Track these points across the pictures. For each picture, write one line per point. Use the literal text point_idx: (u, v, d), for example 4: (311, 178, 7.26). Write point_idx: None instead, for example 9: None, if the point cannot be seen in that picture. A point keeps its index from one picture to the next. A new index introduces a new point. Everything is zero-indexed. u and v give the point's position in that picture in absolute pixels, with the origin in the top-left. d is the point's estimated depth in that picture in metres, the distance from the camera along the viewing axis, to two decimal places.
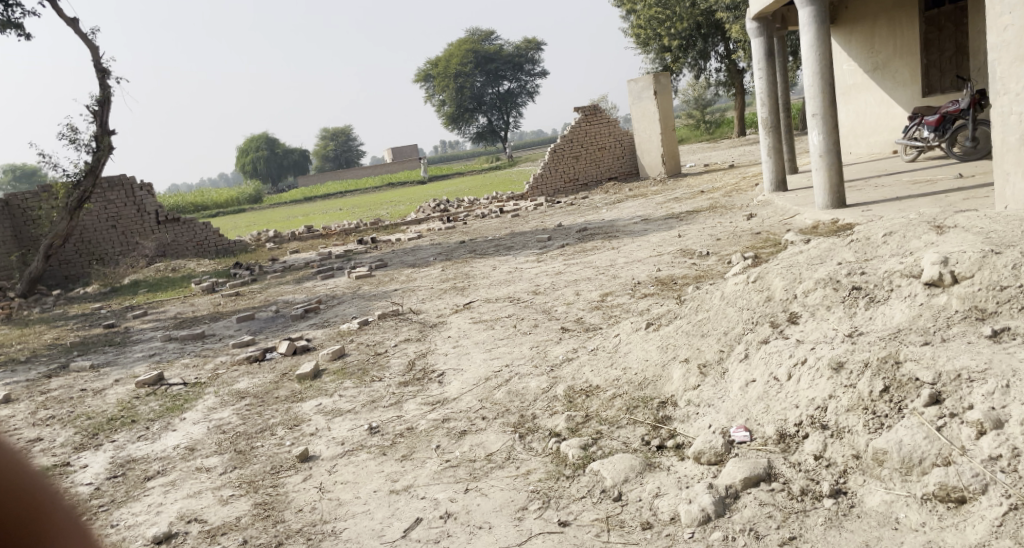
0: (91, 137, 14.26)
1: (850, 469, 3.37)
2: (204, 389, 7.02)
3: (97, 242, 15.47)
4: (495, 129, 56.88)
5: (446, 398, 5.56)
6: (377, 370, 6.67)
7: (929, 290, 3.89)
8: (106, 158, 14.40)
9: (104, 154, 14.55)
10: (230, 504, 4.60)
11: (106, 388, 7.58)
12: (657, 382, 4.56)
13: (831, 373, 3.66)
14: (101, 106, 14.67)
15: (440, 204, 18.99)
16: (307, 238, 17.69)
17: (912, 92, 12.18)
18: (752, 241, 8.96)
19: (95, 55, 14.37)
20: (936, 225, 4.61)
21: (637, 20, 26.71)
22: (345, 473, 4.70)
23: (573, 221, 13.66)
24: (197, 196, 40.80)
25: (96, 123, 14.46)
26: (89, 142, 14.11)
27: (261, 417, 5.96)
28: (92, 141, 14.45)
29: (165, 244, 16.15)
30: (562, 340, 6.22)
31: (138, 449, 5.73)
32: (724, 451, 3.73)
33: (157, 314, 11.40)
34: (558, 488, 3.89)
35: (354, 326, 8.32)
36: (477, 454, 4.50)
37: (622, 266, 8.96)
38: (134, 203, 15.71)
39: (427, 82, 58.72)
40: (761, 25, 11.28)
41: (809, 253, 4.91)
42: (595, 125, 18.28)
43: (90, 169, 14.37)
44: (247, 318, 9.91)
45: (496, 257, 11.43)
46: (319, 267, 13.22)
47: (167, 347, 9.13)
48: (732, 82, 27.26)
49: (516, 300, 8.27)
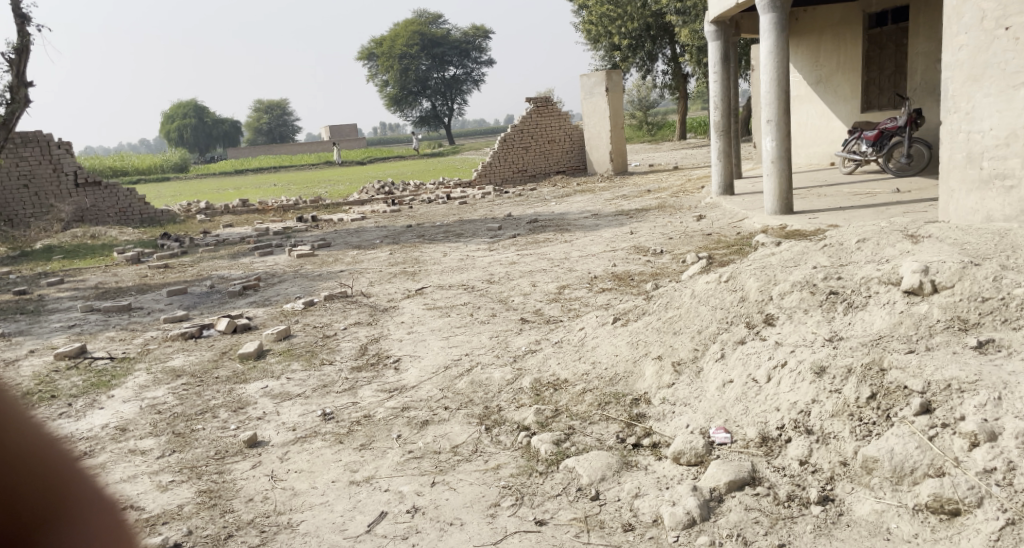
0: (5, 87, 13.57)
1: (837, 475, 3.38)
2: (134, 365, 6.70)
3: (6, 201, 14.76)
4: (438, 114, 56.61)
5: (404, 385, 5.41)
6: (326, 352, 6.47)
7: (908, 298, 3.91)
8: (21, 111, 13.71)
9: (19, 107, 13.88)
10: (171, 490, 4.37)
11: (20, 359, 7.18)
12: (629, 379, 4.50)
13: (813, 378, 3.70)
14: (19, 57, 13.98)
15: (384, 186, 18.68)
16: (242, 212, 17.19)
17: (852, 106, 12.43)
18: (706, 242, 8.99)
19: (14, 2, 13.70)
20: (908, 235, 4.63)
21: (587, 16, 26.71)
22: (299, 461, 4.52)
23: (521, 212, 13.55)
24: (119, 160, 39.50)
25: (12, 74, 13.77)
26: (3, 92, 13.42)
27: (200, 398, 5.70)
28: (6, 92, 13.74)
29: (83, 208, 15.48)
30: (523, 331, 6.11)
31: (63, 427, 5.43)
32: (705, 452, 3.70)
33: (76, 282, 10.89)
34: (530, 484, 3.80)
35: (299, 307, 8.07)
36: (442, 446, 4.37)
37: (577, 260, 8.88)
38: (50, 161, 15.06)
39: (370, 61, 57.86)
40: (719, 29, 11.28)
41: (780, 256, 4.86)
42: (545, 118, 18.18)
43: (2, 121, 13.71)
44: (178, 292, 9.54)
45: (445, 243, 11.25)
46: (256, 243, 12.85)
47: (89, 318, 8.72)
48: (677, 85, 27.48)
49: (470, 288, 8.12)
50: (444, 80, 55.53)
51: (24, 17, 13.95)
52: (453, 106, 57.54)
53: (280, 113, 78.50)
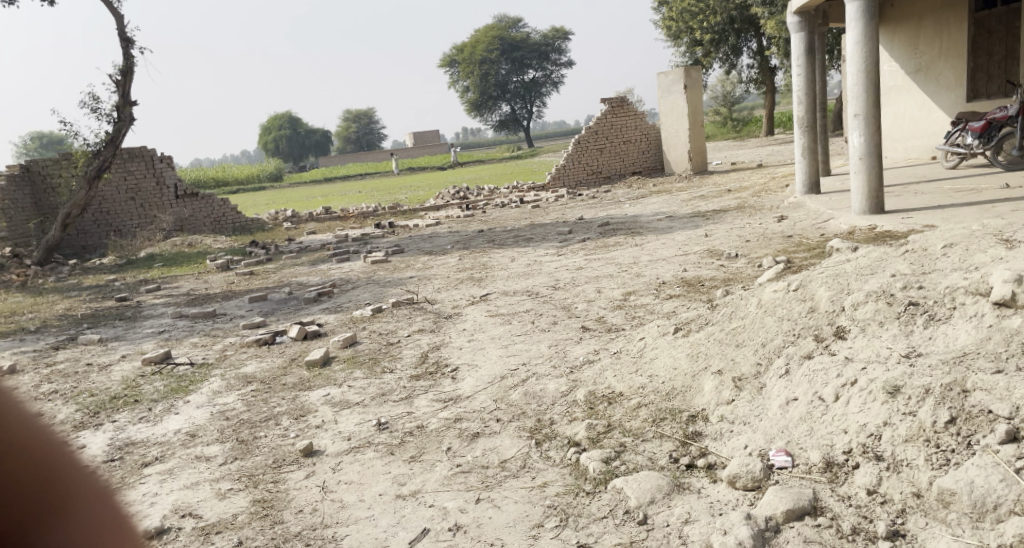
0: (112, 106, 14.10)
1: (909, 508, 3.10)
2: (211, 371, 6.74)
3: (115, 213, 15.24)
4: (518, 117, 56.68)
5: (459, 395, 5.26)
6: (388, 360, 6.38)
7: (999, 311, 3.54)
8: (126, 130, 14.22)
9: (125, 125, 14.37)
10: (227, 499, 4.31)
11: (111, 364, 7.33)
12: (686, 394, 4.25)
13: (885, 398, 3.41)
14: (125, 76, 14.49)
15: (460, 191, 18.70)
16: (324, 219, 17.43)
17: (956, 96, 11.72)
18: (784, 245, 8.59)
19: (120, 24, 14.23)
20: (1003, 240, 4.26)
21: (669, 12, 26.29)
22: (350, 472, 4.40)
23: (595, 215, 13.31)
24: (220, 169, 40.87)
25: (119, 93, 14.28)
26: (109, 111, 13.94)
27: (266, 405, 5.67)
28: (114, 110, 14.27)
29: (182, 218, 15.93)
30: (582, 340, 5.91)
31: (139, 432, 5.47)
32: (763, 477, 3.46)
33: (171, 289, 11.16)
34: (576, 504, 3.61)
35: (367, 314, 8.03)
36: (490, 460, 4.20)
37: (646, 264, 8.64)
38: (154, 175, 15.47)
39: (452, 68, 58.37)
40: (803, 20, 10.74)
41: (858, 262, 4.52)
42: (621, 118, 17.87)
43: (110, 139, 14.23)
44: (260, 298, 9.65)
45: (515, 248, 11.14)
46: (335, 249, 12.97)
47: (177, 324, 8.88)
48: (763, 79, 26.74)
49: (535, 294, 7.96)
50: (524, 83, 55.58)
51: (130, 40, 14.45)
52: (534, 108, 57.50)
53: (366, 121, 79.94)
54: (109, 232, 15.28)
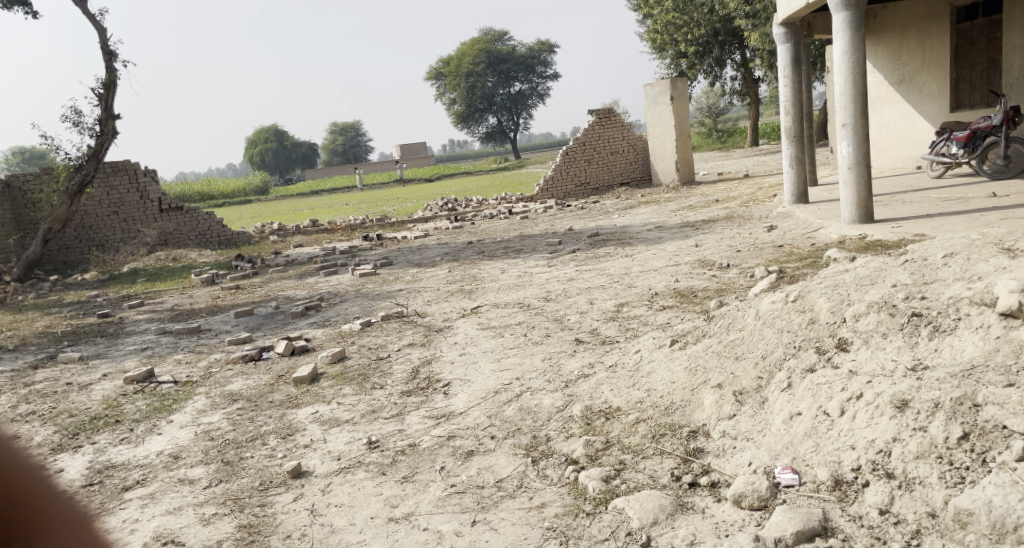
0: (94, 120, 13.93)
1: (925, 529, 3.02)
2: (195, 389, 6.60)
3: (97, 228, 15.07)
4: (504, 129, 56.49)
5: (452, 411, 5.14)
6: (378, 376, 6.25)
7: (1006, 322, 3.47)
8: (108, 144, 14.06)
9: (108, 139, 14.21)
10: (212, 524, 4.18)
11: (93, 383, 7.17)
12: (686, 408, 4.16)
13: (894, 413, 3.35)
14: (107, 90, 14.34)
15: (448, 202, 18.59)
16: (312, 232, 17.29)
17: (939, 106, 11.74)
18: (776, 254, 8.53)
19: (102, 38, 14.09)
20: (1003, 249, 4.19)
21: (654, 24, 26.39)
22: (340, 494, 4.27)
23: (584, 226, 13.23)
24: (205, 184, 40.60)
25: (101, 107, 14.13)
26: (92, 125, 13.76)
27: (252, 424, 5.53)
28: (96, 124, 14.11)
29: (167, 232, 15.69)
30: (576, 353, 5.83)
31: (120, 454, 5.32)
32: (769, 496, 3.37)
33: (154, 304, 10.99)
34: (576, 526, 3.52)
35: (356, 327, 7.91)
36: (485, 480, 4.10)
37: (637, 275, 8.55)
38: (138, 189, 15.28)
39: (438, 81, 58.40)
40: (789, 31, 10.70)
41: (856, 272, 4.43)
42: (608, 129, 17.83)
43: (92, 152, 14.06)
44: (246, 313, 9.50)
45: (505, 259, 11.03)
46: (322, 263, 12.83)
47: (161, 340, 8.71)
48: (748, 90, 26.79)
49: (526, 306, 7.85)
50: (509, 95, 55.61)
51: (112, 53, 14.29)
52: (520, 119, 57.51)
53: (353, 134, 79.76)
54: (91, 247, 15.10)
